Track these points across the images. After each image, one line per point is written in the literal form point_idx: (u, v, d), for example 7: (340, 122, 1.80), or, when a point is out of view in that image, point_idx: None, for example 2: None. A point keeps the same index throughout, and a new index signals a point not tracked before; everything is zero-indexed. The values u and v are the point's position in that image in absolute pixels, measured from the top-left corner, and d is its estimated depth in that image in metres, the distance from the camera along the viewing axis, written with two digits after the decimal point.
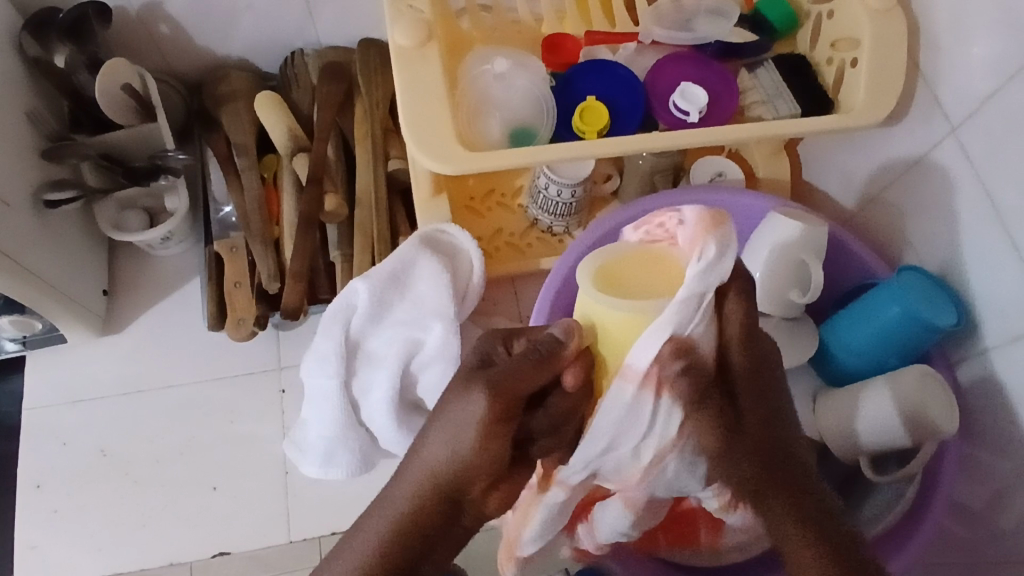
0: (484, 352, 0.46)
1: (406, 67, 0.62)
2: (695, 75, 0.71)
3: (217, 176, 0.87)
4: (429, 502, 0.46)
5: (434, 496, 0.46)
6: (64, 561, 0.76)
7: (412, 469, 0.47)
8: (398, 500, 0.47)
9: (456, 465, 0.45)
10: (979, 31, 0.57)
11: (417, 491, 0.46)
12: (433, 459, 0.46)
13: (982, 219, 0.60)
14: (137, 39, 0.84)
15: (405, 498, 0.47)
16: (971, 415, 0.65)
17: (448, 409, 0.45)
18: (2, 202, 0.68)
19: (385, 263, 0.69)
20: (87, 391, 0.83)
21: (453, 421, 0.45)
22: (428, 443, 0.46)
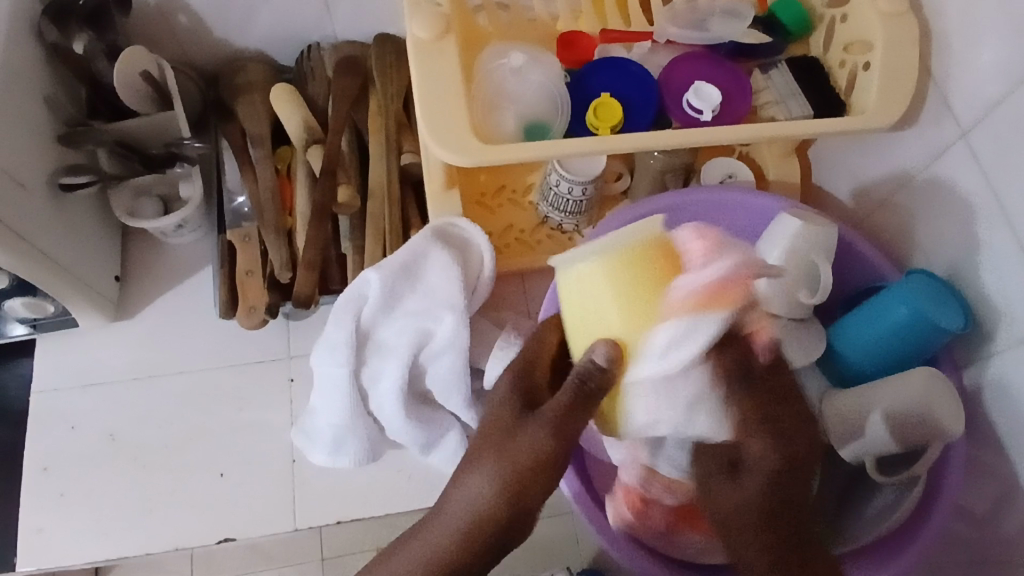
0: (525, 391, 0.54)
1: (423, 59, 0.63)
2: (707, 73, 0.72)
3: (231, 167, 0.87)
4: (473, 531, 0.51)
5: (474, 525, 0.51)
6: (69, 545, 0.77)
7: (444, 516, 0.52)
8: (444, 529, 0.52)
9: (490, 496, 0.51)
10: (990, 36, 0.58)
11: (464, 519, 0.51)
12: (460, 507, 0.52)
13: (991, 223, 0.61)
14: (156, 29, 0.85)
15: (462, 505, 0.52)
16: (976, 419, 0.66)
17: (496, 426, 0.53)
18: (19, 184, 0.68)
19: (397, 254, 0.68)
20: (96, 376, 0.83)
21: (501, 442, 0.51)
22: (454, 493, 0.53)
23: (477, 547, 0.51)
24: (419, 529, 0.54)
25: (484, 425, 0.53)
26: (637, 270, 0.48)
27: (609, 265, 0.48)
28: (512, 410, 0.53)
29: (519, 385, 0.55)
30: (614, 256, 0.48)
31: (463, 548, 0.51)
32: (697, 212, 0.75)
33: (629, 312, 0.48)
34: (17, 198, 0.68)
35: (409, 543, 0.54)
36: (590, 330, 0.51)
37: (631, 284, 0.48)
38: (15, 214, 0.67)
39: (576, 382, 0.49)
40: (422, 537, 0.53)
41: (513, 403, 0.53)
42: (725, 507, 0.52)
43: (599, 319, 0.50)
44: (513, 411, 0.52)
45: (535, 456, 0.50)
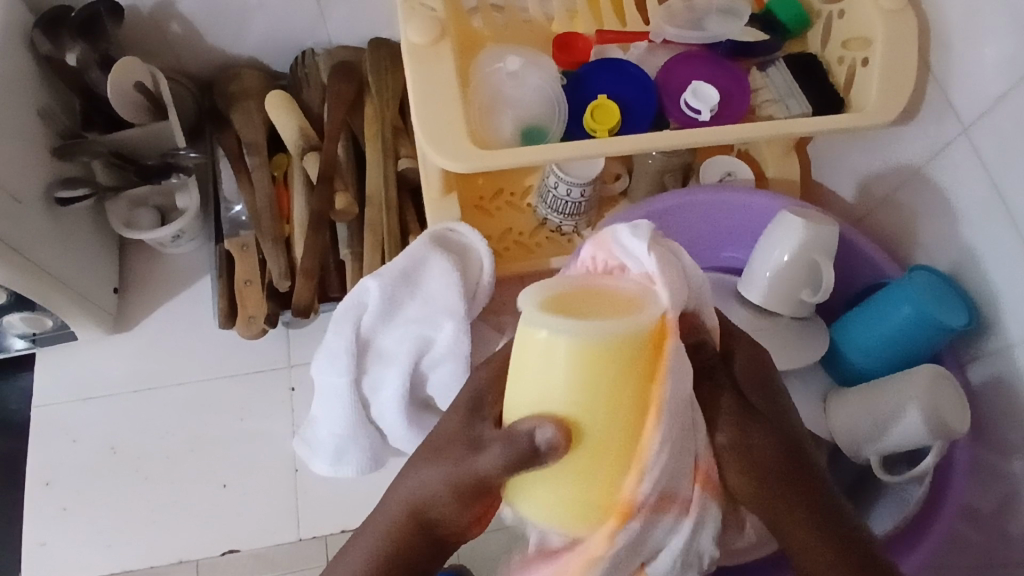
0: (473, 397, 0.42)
1: (420, 66, 0.62)
2: (707, 74, 0.71)
3: (227, 175, 0.87)
4: (405, 539, 0.41)
5: (406, 533, 0.40)
6: (72, 560, 0.76)
7: (379, 510, 0.41)
8: (371, 528, 0.41)
9: (428, 491, 0.40)
10: (990, 30, 0.57)
11: (392, 524, 0.41)
12: (394, 503, 0.41)
13: (994, 220, 0.60)
14: (149, 38, 0.84)
15: (388, 508, 0.41)
16: (982, 417, 0.65)
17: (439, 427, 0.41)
18: (15, 200, 0.68)
19: (396, 260, 0.66)
20: (96, 388, 0.83)
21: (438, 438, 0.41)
22: (392, 488, 0.42)
23: (405, 544, 0.40)
24: (359, 528, 0.43)
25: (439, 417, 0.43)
26: (608, 357, 0.35)
27: (582, 346, 0.34)
28: (461, 411, 0.41)
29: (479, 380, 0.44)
30: (592, 339, 0.34)
31: (388, 550, 0.40)
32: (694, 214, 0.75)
33: (576, 401, 0.35)
34: (14, 214, 0.67)
35: (345, 542, 0.42)
36: (539, 399, 0.36)
37: (595, 373, 0.35)
38: (12, 230, 0.67)
39: (522, 444, 0.36)
40: (361, 532, 0.42)
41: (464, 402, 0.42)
42: (745, 489, 0.42)
43: (536, 392, 0.36)
44: (463, 411, 0.41)
45: (477, 474, 0.38)
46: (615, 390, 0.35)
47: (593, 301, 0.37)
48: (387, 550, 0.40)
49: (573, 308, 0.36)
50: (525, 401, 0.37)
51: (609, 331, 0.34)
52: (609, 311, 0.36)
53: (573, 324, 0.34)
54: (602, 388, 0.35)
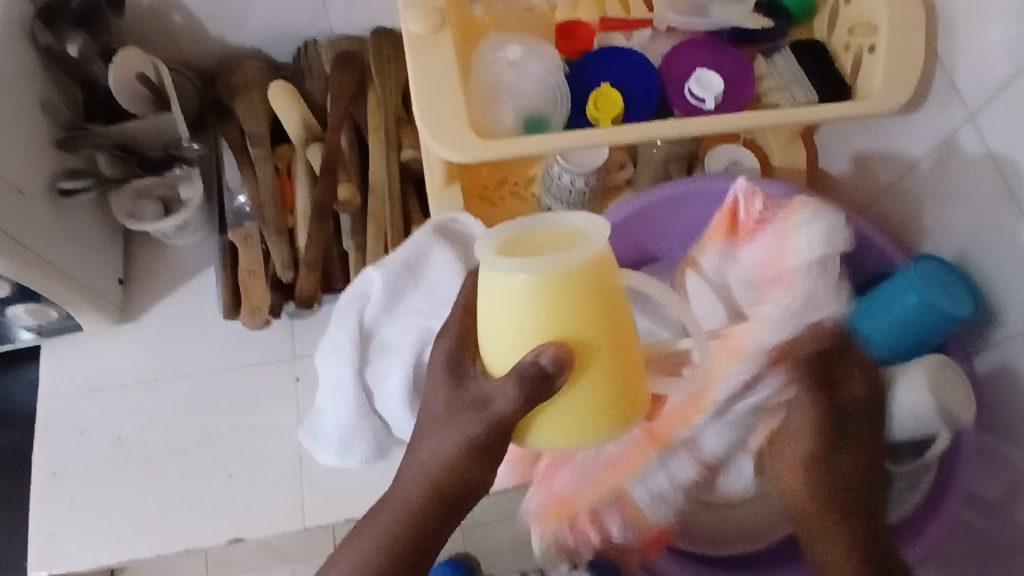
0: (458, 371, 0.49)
1: (419, 56, 0.62)
2: (710, 61, 0.71)
3: (230, 166, 0.87)
4: (426, 508, 0.48)
5: (429, 501, 0.48)
6: (81, 551, 0.77)
7: (399, 491, 0.48)
8: (396, 502, 0.48)
9: (441, 468, 0.47)
10: (998, 16, 0.56)
11: (418, 495, 0.48)
12: (412, 476, 0.48)
13: (1001, 207, 0.60)
14: (150, 29, 0.84)
15: (410, 484, 0.48)
16: (988, 406, 0.65)
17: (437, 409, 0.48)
18: (18, 191, 0.68)
19: (399, 251, 0.68)
20: (103, 380, 0.84)
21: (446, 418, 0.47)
22: (404, 470, 0.49)
23: (428, 520, 0.48)
24: (374, 512, 0.49)
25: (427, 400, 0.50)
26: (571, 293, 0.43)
27: (536, 282, 0.43)
28: (451, 390, 0.48)
29: (453, 350, 0.51)
30: (545, 272, 0.43)
31: (416, 530, 0.48)
32: (700, 204, 0.75)
33: (548, 323, 0.44)
34: (16, 204, 0.67)
35: (365, 528, 0.49)
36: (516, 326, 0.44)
37: (557, 303, 0.43)
38: (15, 221, 0.67)
39: (523, 388, 0.44)
40: (381, 514, 0.49)
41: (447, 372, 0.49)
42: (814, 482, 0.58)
43: (508, 326, 0.45)
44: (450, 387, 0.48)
45: (472, 441, 0.46)
46: (577, 300, 0.44)
47: (542, 240, 0.45)
48: (414, 518, 0.48)
49: (527, 249, 0.45)
50: (496, 347, 0.46)
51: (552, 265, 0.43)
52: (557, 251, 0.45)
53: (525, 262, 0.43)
54: (569, 306, 0.44)
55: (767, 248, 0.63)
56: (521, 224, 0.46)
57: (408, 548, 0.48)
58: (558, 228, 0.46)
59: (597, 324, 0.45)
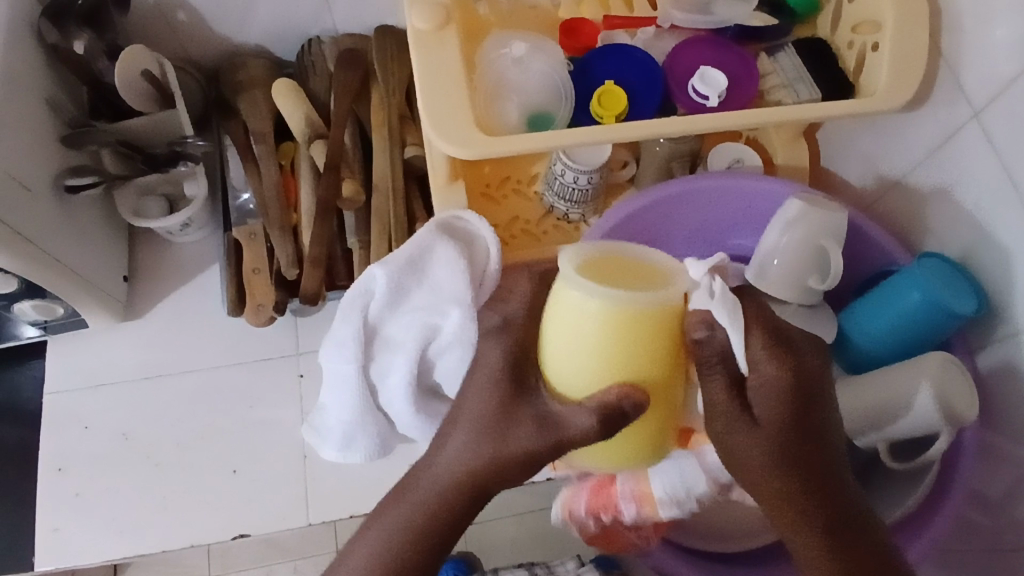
0: (503, 371, 0.48)
1: (425, 52, 0.62)
2: (714, 59, 0.71)
3: (234, 164, 0.87)
4: (454, 500, 0.48)
5: (457, 494, 0.48)
6: (85, 545, 0.77)
7: (428, 480, 0.49)
8: (424, 490, 0.48)
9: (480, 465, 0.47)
10: (1003, 14, 0.56)
11: (448, 487, 0.48)
12: (443, 468, 0.48)
13: (1005, 204, 0.60)
14: (155, 26, 0.84)
15: (441, 475, 0.48)
16: (990, 403, 0.65)
17: (475, 401, 0.48)
18: (24, 187, 0.68)
19: (403, 248, 0.66)
20: (107, 376, 0.84)
21: (484, 413, 0.47)
22: (436, 459, 0.49)
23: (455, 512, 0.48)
24: (398, 495, 0.49)
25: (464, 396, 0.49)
26: (642, 333, 0.44)
27: (609, 319, 0.43)
28: (502, 392, 0.47)
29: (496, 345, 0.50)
30: (620, 310, 0.43)
31: (441, 519, 0.48)
32: (701, 200, 0.75)
33: (614, 362, 0.45)
34: (22, 200, 0.67)
35: (387, 512, 0.49)
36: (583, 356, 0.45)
37: (625, 340, 0.44)
38: (21, 217, 0.67)
39: (597, 420, 0.45)
40: (405, 499, 0.49)
41: (500, 372, 0.48)
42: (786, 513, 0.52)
43: (575, 353, 0.45)
44: (502, 387, 0.47)
45: (524, 450, 0.47)
46: (647, 337, 0.45)
47: (622, 267, 0.46)
48: (439, 507, 0.48)
49: (605, 272, 0.45)
50: (566, 364, 0.46)
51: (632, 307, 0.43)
52: (636, 283, 0.45)
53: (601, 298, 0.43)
54: (635, 345, 0.44)
55: (772, 234, 0.69)
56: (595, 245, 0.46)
57: (434, 534, 0.48)
58: (640, 260, 0.46)
59: (656, 365, 0.46)
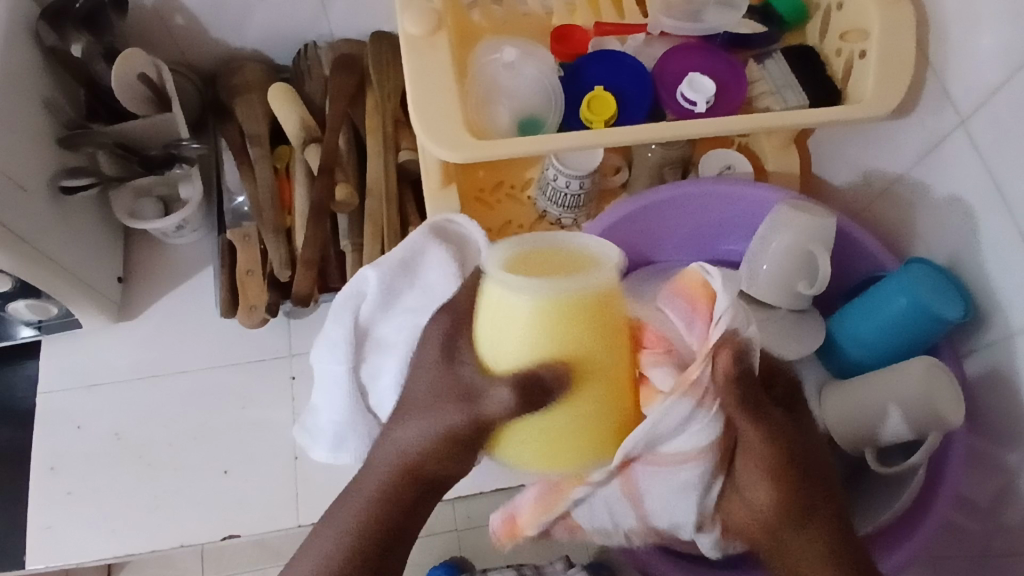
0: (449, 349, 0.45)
1: (416, 56, 0.63)
2: (704, 65, 0.72)
3: (230, 166, 0.88)
4: (400, 493, 0.46)
5: (402, 488, 0.46)
6: (76, 544, 0.77)
7: (372, 469, 0.47)
8: (371, 483, 0.47)
9: (418, 460, 0.45)
10: (989, 22, 0.57)
11: (392, 479, 0.46)
12: (386, 460, 0.46)
13: (992, 210, 0.60)
14: (153, 30, 0.85)
15: (381, 474, 0.46)
16: (977, 408, 0.65)
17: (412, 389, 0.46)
18: (20, 187, 0.69)
19: (394, 251, 0.67)
20: (100, 375, 0.84)
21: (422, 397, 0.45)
22: (379, 449, 0.47)
23: (393, 506, 0.47)
24: (349, 489, 0.48)
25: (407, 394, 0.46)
26: (596, 319, 0.40)
27: (543, 307, 0.39)
28: (441, 366, 0.45)
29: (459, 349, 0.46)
30: (557, 297, 0.39)
31: (391, 513, 0.47)
32: (692, 206, 0.75)
33: (539, 342, 0.40)
34: (17, 200, 0.68)
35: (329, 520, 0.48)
36: (518, 334, 0.40)
37: (554, 319, 0.40)
38: (16, 215, 0.68)
39: (517, 395, 0.40)
40: (352, 495, 0.48)
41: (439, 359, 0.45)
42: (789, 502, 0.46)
43: (506, 328, 0.41)
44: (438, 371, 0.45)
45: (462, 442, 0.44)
46: (573, 320, 0.40)
47: (551, 259, 0.42)
48: (385, 499, 0.46)
49: (533, 270, 0.41)
50: (502, 340, 0.41)
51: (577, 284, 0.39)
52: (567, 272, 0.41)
53: (553, 285, 0.39)
54: (586, 334, 0.40)
55: (759, 240, 0.70)
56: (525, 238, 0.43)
57: (388, 524, 0.47)
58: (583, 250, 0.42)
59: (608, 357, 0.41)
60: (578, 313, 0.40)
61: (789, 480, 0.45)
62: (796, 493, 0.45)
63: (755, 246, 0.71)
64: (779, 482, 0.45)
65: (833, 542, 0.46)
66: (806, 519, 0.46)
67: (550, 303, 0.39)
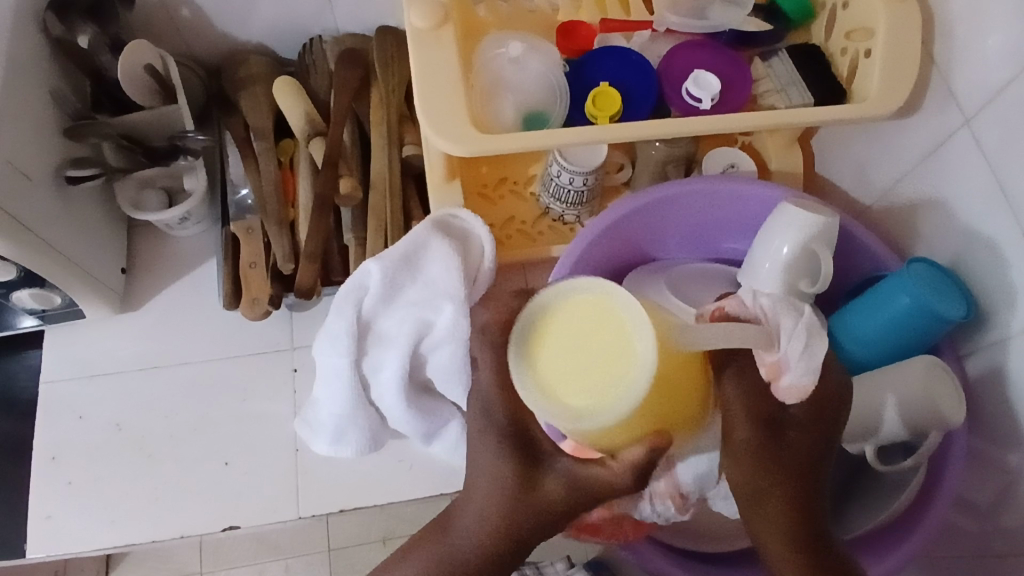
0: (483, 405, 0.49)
1: (422, 48, 0.63)
2: (709, 62, 0.72)
3: (234, 159, 0.89)
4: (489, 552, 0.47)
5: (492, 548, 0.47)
6: (77, 534, 0.77)
7: (464, 524, 0.47)
8: (456, 542, 0.47)
9: (509, 517, 0.46)
10: (996, 23, 0.57)
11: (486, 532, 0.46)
12: (472, 519, 0.47)
13: (995, 209, 0.60)
14: (159, 22, 0.85)
15: (470, 534, 0.47)
16: (979, 408, 0.65)
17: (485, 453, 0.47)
18: (24, 175, 0.69)
19: (398, 244, 0.66)
20: (102, 366, 0.84)
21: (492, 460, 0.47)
22: (469, 506, 0.48)
23: (488, 560, 0.47)
24: (437, 536, 0.49)
25: (481, 451, 0.48)
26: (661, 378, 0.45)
27: (616, 399, 0.43)
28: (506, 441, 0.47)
29: None
30: (627, 385, 0.43)
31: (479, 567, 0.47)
32: (694, 205, 0.75)
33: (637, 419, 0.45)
34: (21, 188, 0.68)
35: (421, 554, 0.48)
36: (605, 434, 0.44)
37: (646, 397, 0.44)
38: (21, 205, 0.68)
39: (633, 480, 0.45)
40: (438, 543, 0.48)
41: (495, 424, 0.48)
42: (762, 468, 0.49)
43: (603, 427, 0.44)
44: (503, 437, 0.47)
45: (544, 499, 0.46)
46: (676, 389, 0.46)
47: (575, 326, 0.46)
48: (475, 559, 0.47)
49: (550, 349, 0.45)
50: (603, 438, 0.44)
51: (620, 346, 0.44)
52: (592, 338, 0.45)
53: (608, 397, 0.43)
54: (665, 396, 0.45)
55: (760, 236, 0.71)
56: (540, 320, 0.46)
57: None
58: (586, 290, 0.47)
59: (687, 388, 0.47)
60: (656, 378, 0.45)
61: (760, 467, 0.48)
62: (759, 485, 0.49)
63: (758, 241, 0.71)
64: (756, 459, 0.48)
65: (790, 536, 0.48)
66: (759, 504, 0.49)
67: (624, 380, 0.44)
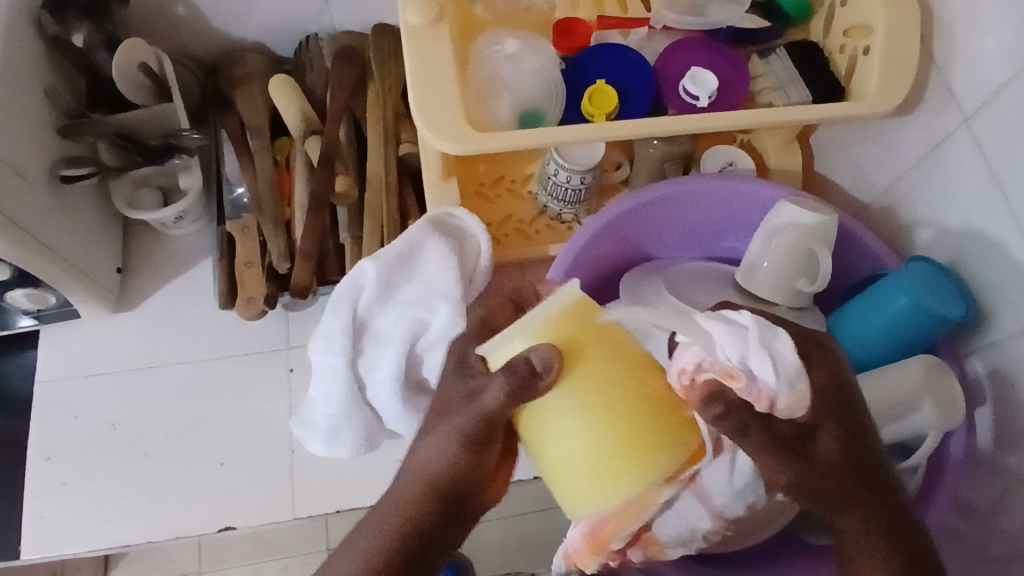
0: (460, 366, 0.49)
1: (417, 46, 0.62)
2: (707, 61, 0.72)
3: (230, 158, 0.88)
4: (426, 507, 0.49)
5: (429, 503, 0.49)
6: (71, 534, 0.77)
7: (404, 480, 0.50)
8: (395, 500, 0.49)
9: (447, 471, 0.48)
10: (995, 22, 0.57)
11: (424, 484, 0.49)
12: (413, 471, 0.49)
13: (993, 209, 0.60)
14: (154, 20, 0.85)
15: (410, 492, 0.49)
16: (978, 409, 0.65)
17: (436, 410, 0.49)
18: (18, 174, 0.68)
19: (393, 244, 0.66)
20: (98, 366, 0.84)
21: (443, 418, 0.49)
22: (412, 460, 0.50)
23: (428, 516, 0.49)
24: (380, 501, 0.50)
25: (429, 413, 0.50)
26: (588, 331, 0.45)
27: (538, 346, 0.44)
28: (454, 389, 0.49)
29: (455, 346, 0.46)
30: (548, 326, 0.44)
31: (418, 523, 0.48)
32: (693, 204, 0.75)
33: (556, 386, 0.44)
34: (16, 188, 0.68)
35: (367, 520, 0.49)
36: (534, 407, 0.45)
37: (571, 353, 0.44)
38: (16, 205, 0.68)
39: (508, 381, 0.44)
40: (381, 504, 0.50)
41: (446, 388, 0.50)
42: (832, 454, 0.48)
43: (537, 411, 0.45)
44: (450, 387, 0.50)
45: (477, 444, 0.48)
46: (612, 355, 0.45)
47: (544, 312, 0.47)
48: (412, 514, 0.48)
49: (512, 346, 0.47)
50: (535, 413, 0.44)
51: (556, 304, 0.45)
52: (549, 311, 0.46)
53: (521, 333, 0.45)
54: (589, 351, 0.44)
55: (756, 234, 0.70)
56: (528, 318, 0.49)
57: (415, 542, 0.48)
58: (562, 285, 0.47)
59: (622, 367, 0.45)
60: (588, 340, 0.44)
61: (841, 454, 0.48)
62: (841, 492, 0.48)
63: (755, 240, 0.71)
64: (839, 440, 0.48)
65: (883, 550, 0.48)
66: (831, 498, 0.48)
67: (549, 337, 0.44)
